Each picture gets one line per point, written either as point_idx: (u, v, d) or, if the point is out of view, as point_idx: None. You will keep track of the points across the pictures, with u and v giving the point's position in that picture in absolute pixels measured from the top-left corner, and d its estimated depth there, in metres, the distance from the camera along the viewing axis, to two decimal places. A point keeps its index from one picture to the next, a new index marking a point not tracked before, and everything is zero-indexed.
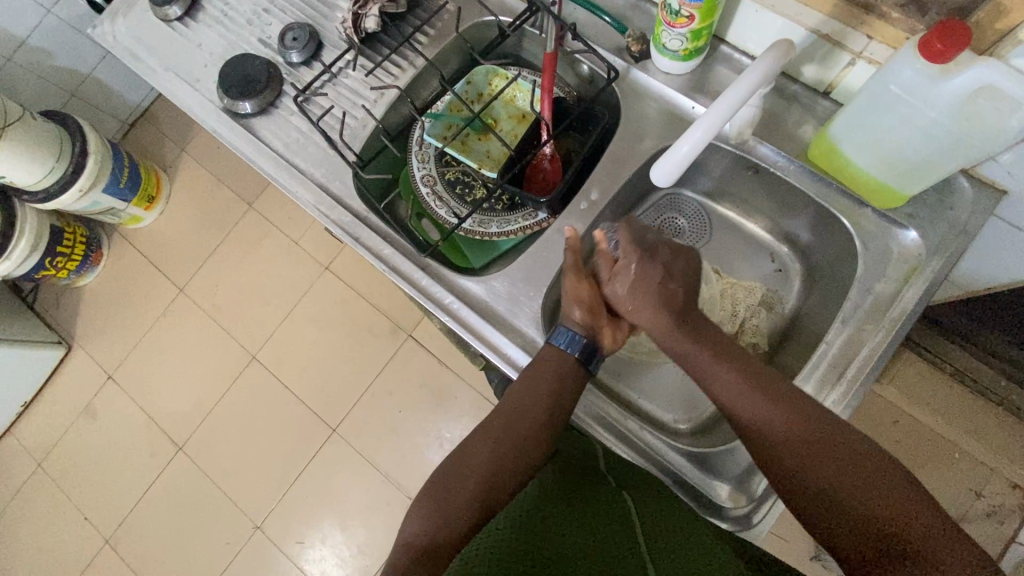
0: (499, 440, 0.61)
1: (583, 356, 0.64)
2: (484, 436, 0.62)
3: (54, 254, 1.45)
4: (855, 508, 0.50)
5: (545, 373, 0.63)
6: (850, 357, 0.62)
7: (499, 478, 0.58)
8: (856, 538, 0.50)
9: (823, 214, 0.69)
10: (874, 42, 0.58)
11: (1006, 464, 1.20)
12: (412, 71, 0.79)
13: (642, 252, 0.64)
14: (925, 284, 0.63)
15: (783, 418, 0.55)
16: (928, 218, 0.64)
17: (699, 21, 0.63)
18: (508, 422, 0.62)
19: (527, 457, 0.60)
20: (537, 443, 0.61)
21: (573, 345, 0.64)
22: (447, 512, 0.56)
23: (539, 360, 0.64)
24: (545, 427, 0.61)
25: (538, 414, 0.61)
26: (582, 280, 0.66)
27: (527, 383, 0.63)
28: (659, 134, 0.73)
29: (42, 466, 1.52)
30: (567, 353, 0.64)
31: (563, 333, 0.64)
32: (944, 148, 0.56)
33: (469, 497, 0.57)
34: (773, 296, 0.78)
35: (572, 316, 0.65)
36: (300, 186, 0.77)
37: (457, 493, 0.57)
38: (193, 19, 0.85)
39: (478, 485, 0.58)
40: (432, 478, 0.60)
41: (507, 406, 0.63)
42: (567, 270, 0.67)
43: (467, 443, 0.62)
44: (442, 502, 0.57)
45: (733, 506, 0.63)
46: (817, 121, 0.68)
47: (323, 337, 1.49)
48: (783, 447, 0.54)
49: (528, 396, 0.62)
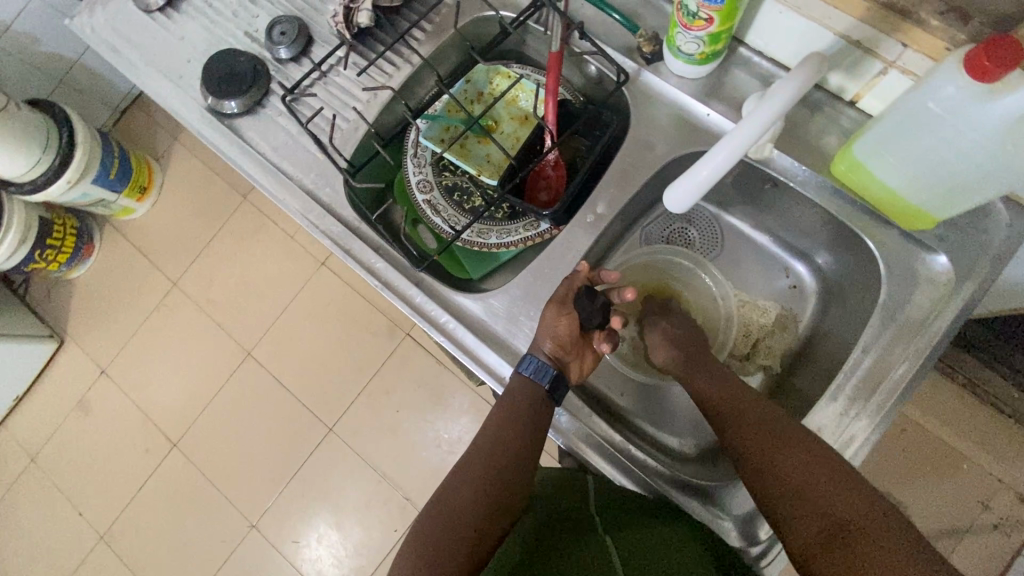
0: (482, 479, 0.58)
1: (553, 385, 0.60)
2: (465, 475, 0.59)
3: (43, 247, 1.41)
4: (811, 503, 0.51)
5: (525, 402, 0.60)
6: (870, 389, 0.58)
7: (484, 523, 0.55)
8: (812, 532, 0.50)
9: (845, 232, 0.65)
10: (909, 51, 0.53)
11: (1016, 476, 1.16)
12: (407, 70, 0.74)
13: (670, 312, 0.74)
14: (955, 310, 0.58)
15: (753, 417, 0.59)
16: (959, 240, 0.60)
17: (719, 23, 0.58)
18: (488, 459, 0.60)
19: (512, 488, 0.58)
20: (520, 479, 0.59)
21: (540, 375, 0.60)
22: (436, 563, 0.52)
23: (509, 390, 0.62)
24: (527, 455, 0.60)
25: (517, 447, 0.59)
26: (563, 314, 0.63)
27: (504, 414, 0.61)
28: (671, 143, 0.68)
29: (35, 460, 1.51)
30: (536, 383, 0.60)
31: (531, 363, 0.61)
32: (984, 173, 0.51)
33: (457, 545, 0.53)
34: (788, 316, 0.74)
35: (542, 347, 0.62)
36: (287, 194, 0.72)
37: (443, 542, 0.53)
38: (175, 9, 0.79)
39: (470, 528, 0.55)
40: (417, 525, 0.56)
41: (485, 443, 0.61)
42: (551, 301, 0.64)
43: (448, 486, 0.59)
44: (429, 552, 0.53)
45: (743, 544, 0.59)
46: (841, 132, 0.64)
47: (319, 334, 1.45)
48: (749, 443, 0.57)
49: (503, 430, 0.60)
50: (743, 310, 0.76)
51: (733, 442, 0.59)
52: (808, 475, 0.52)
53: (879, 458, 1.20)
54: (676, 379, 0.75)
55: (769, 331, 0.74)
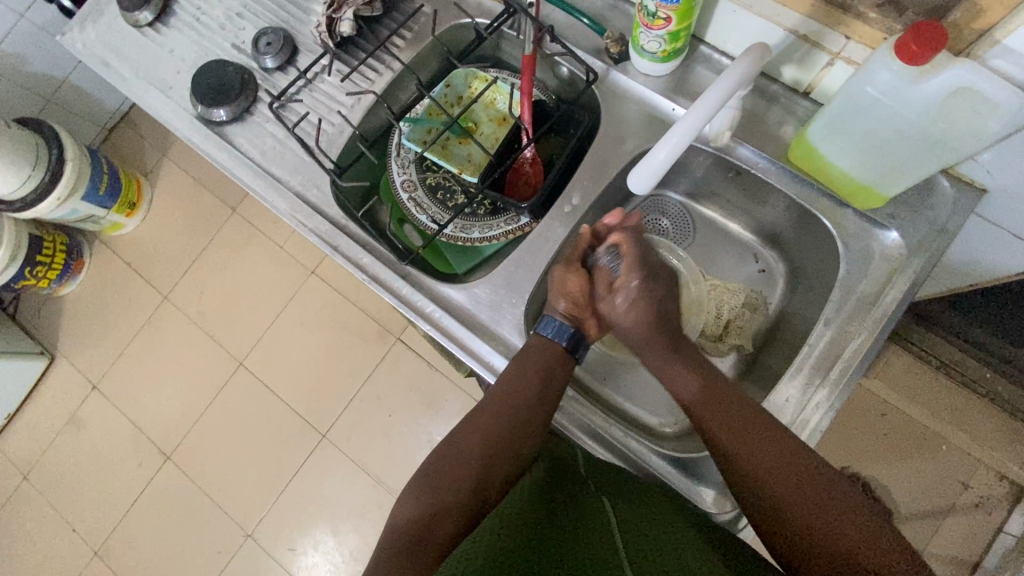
0: (489, 432, 0.60)
1: (571, 345, 0.64)
2: (472, 427, 0.61)
3: (33, 264, 1.42)
4: (801, 515, 0.52)
5: (535, 363, 0.62)
6: (833, 358, 0.62)
7: (488, 474, 0.58)
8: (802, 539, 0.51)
9: (805, 215, 0.69)
10: (851, 42, 0.58)
11: (996, 456, 1.19)
12: (388, 76, 0.77)
13: (644, 271, 0.65)
14: (907, 283, 0.62)
15: (736, 414, 0.57)
16: (908, 218, 0.64)
17: (676, 22, 0.62)
18: (495, 414, 0.61)
19: (520, 443, 0.60)
20: (528, 437, 0.60)
21: (560, 334, 0.64)
22: (437, 504, 0.56)
23: (526, 347, 0.64)
24: (537, 415, 0.60)
25: (526, 406, 0.60)
26: (571, 273, 0.66)
27: (513, 374, 0.62)
28: (640, 136, 0.73)
29: (28, 478, 1.50)
30: (553, 342, 0.64)
31: (549, 324, 0.65)
32: (921, 149, 0.56)
33: (458, 491, 0.56)
34: (758, 298, 0.77)
35: (556, 307, 0.66)
36: (277, 195, 0.75)
37: (446, 488, 0.57)
38: (164, 25, 0.83)
39: (471, 480, 0.57)
40: (423, 468, 0.60)
41: (493, 398, 0.62)
42: (558, 262, 0.67)
43: (457, 434, 0.62)
44: (432, 493, 0.57)
45: (718, 512, 0.62)
46: (797, 122, 0.68)
47: (310, 341, 1.47)
48: (740, 456, 0.55)
49: (511, 389, 0.61)
50: (715, 292, 0.76)
51: (733, 457, 0.55)
52: (800, 490, 0.53)
53: (860, 442, 1.23)
54: None
55: (740, 312, 0.76)
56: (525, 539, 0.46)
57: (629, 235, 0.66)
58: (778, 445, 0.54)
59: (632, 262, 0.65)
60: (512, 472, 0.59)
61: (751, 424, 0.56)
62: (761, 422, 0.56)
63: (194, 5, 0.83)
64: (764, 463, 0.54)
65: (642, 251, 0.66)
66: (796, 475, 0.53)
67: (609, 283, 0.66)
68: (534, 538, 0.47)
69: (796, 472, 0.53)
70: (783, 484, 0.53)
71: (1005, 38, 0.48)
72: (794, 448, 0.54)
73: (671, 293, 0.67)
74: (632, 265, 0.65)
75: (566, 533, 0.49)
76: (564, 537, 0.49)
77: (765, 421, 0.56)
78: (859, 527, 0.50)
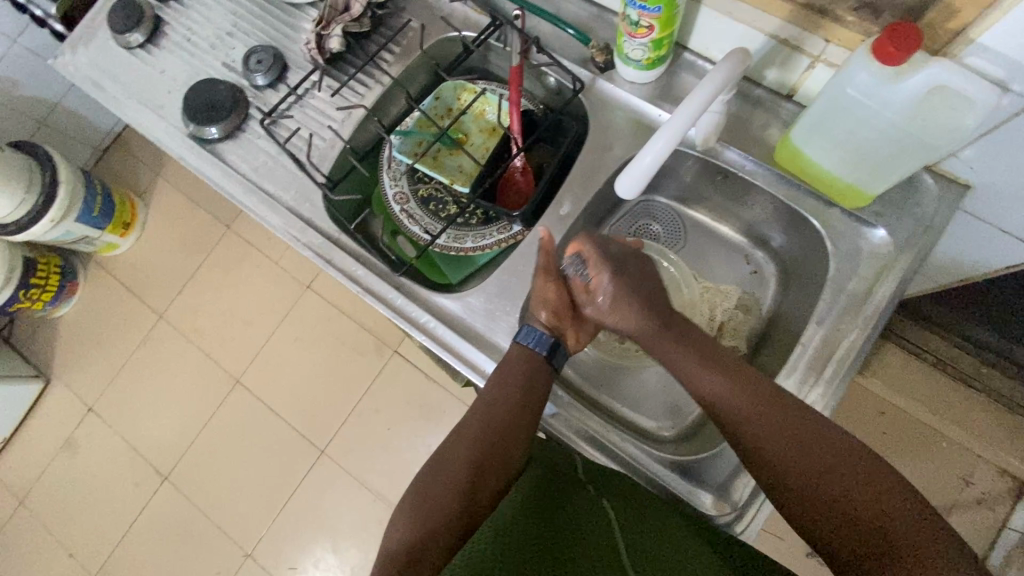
0: (476, 443, 0.60)
1: (550, 353, 0.64)
2: (462, 438, 0.61)
3: (28, 286, 1.42)
4: (828, 498, 0.51)
5: (519, 369, 0.63)
6: (827, 356, 0.62)
7: (480, 481, 0.57)
8: (828, 521, 0.51)
9: (793, 216, 0.70)
10: (831, 45, 0.59)
11: (997, 452, 1.18)
12: (378, 90, 0.78)
13: (612, 265, 0.64)
14: (896, 280, 0.63)
15: (751, 405, 0.56)
16: (895, 216, 0.65)
17: (659, 30, 0.63)
18: (482, 427, 0.61)
19: (511, 450, 0.60)
20: (518, 441, 0.60)
21: (541, 344, 0.64)
22: (431, 514, 0.55)
23: (509, 357, 0.64)
24: (523, 419, 0.61)
25: (512, 411, 0.60)
26: (550, 282, 0.66)
27: (498, 384, 0.62)
28: (627, 144, 0.73)
29: (24, 503, 1.48)
30: (535, 352, 0.64)
31: (529, 333, 0.64)
32: (903, 148, 0.57)
33: (450, 503, 0.55)
34: (750, 299, 0.79)
35: (537, 317, 0.66)
36: (270, 211, 0.76)
37: (436, 501, 0.56)
38: (156, 46, 0.84)
39: (463, 489, 0.56)
40: (413, 484, 0.59)
41: (479, 414, 0.62)
42: (537, 270, 0.67)
43: (445, 449, 0.61)
44: (425, 504, 0.56)
45: (717, 514, 0.62)
46: (781, 124, 0.69)
47: (307, 356, 1.47)
48: (761, 446, 0.55)
49: (498, 401, 0.61)
50: (707, 295, 0.79)
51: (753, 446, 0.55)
52: (828, 476, 0.51)
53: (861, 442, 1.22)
54: (649, 362, 0.78)
55: (733, 314, 0.78)
56: (526, 538, 0.47)
57: (586, 240, 0.65)
58: (799, 428, 0.54)
59: (597, 263, 0.64)
60: (505, 478, 0.59)
61: (765, 410, 0.55)
62: (787, 405, 0.55)
63: (185, 25, 0.83)
64: (789, 451, 0.53)
65: (605, 249, 0.65)
66: (827, 460, 0.52)
67: (584, 288, 0.66)
68: (542, 539, 0.47)
69: (823, 456, 0.52)
70: (813, 469, 0.52)
71: (980, 36, 0.49)
72: (822, 431, 0.53)
73: (645, 268, 0.66)
74: (599, 265, 0.64)
75: (572, 532, 0.50)
76: (567, 538, 0.49)
77: (783, 404, 0.55)
78: (897, 511, 0.48)
